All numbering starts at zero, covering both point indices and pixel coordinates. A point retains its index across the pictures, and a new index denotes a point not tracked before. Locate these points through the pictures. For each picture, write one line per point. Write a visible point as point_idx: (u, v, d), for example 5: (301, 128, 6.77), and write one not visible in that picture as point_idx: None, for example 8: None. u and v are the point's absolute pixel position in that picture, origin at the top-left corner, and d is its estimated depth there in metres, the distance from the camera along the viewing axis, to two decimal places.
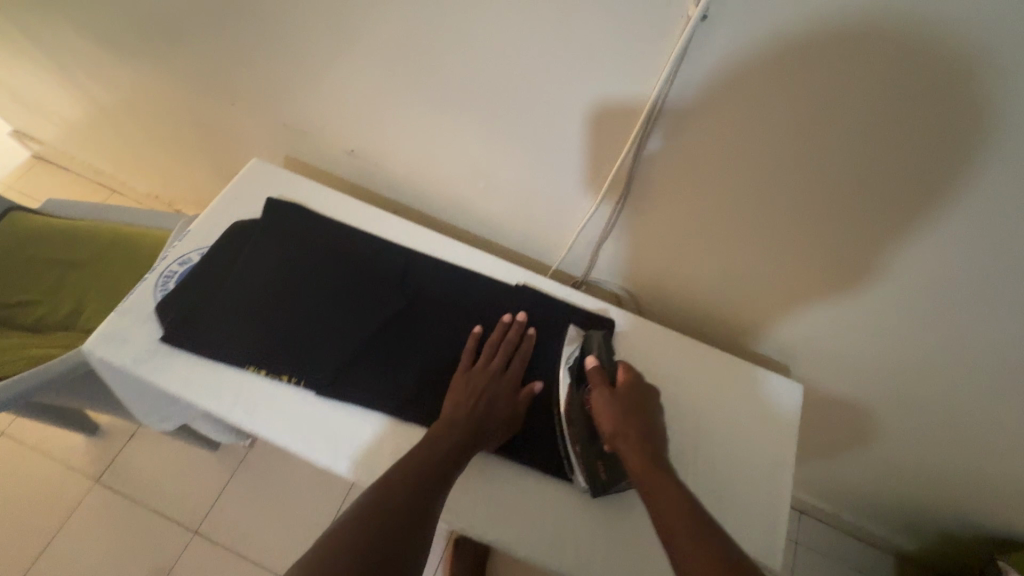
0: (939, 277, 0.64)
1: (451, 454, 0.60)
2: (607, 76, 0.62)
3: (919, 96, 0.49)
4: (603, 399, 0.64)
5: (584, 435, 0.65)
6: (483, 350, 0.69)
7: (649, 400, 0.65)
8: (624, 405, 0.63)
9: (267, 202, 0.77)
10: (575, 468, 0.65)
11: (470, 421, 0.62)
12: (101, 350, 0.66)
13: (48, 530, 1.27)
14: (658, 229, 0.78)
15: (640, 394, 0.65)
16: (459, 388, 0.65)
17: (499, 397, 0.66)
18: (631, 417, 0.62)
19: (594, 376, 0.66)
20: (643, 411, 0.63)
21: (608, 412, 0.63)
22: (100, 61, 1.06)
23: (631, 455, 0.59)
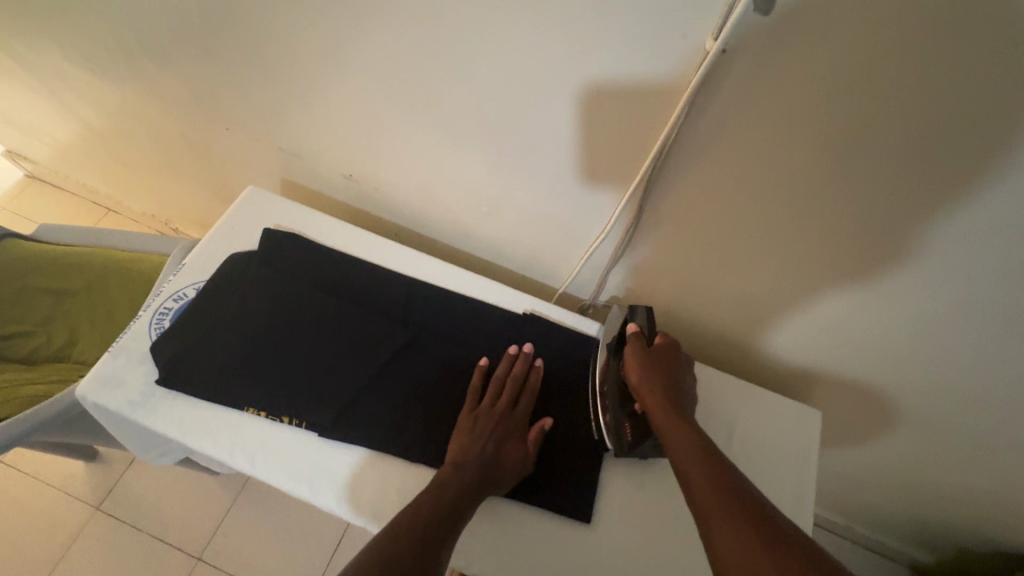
0: (964, 300, 0.62)
1: (462, 498, 0.57)
2: (619, 99, 0.60)
3: (950, 118, 0.47)
4: (635, 357, 0.63)
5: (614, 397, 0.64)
6: (490, 387, 0.67)
7: (683, 370, 0.64)
8: (657, 365, 0.62)
9: (264, 233, 0.74)
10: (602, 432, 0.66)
11: (480, 465, 0.60)
12: (94, 395, 0.64)
13: (49, 560, 1.25)
14: (669, 252, 0.76)
15: (674, 361, 0.64)
16: (467, 427, 0.63)
17: (507, 435, 0.64)
18: (662, 378, 0.61)
19: (631, 336, 0.66)
20: (676, 377, 0.62)
21: (639, 369, 0.62)
22: (92, 84, 1.04)
23: (656, 408, 0.59)
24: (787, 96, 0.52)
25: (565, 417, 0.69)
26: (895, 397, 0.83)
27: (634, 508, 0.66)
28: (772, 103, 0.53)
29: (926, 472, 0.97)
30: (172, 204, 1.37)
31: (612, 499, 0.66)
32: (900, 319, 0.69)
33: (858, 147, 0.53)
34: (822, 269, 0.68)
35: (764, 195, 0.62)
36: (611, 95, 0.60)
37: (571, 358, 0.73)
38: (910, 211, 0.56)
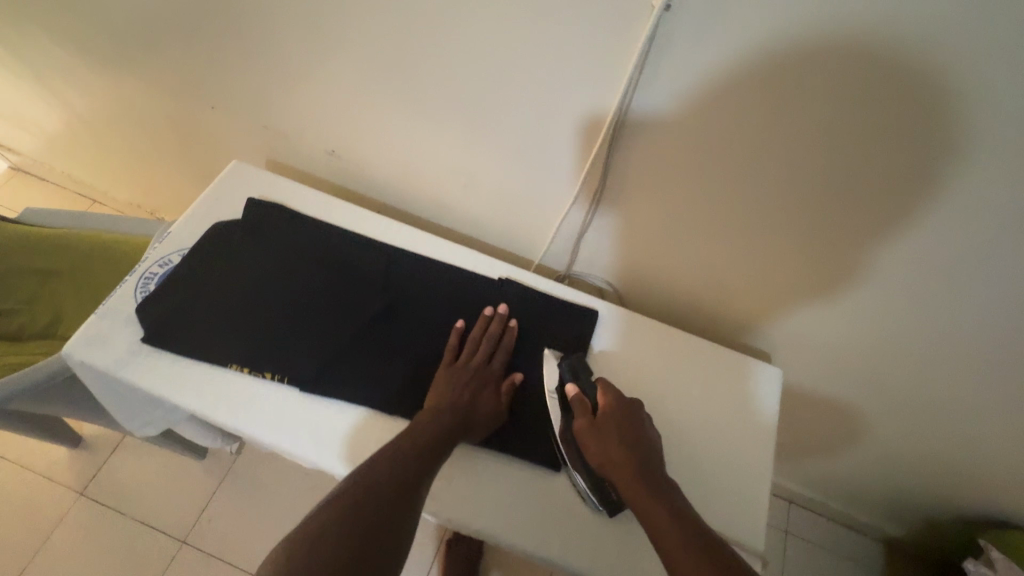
0: (906, 261, 0.65)
1: (436, 443, 0.60)
2: (579, 69, 0.63)
3: (873, 82, 0.51)
4: (588, 432, 0.62)
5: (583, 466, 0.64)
6: (466, 346, 0.70)
7: (636, 417, 0.64)
8: (610, 432, 0.61)
9: (248, 203, 0.77)
10: (585, 494, 0.65)
11: (456, 411, 0.64)
12: (82, 352, 0.66)
13: (31, 545, 1.24)
14: (636, 221, 0.80)
15: (625, 413, 0.64)
16: (443, 385, 0.66)
17: (483, 387, 0.67)
18: (620, 447, 0.60)
19: (575, 406, 0.65)
20: (632, 434, 0.62)
21: (595, 443, 0.61)
22: (77, 68, 1.05)
23: (625, 483, 0.58)
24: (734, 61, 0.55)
25: (538, 377, 0.72)
26: (857, 363, 0.87)
27: None
28: (718, 68, 0.57)
29: (889, 441, 1.01)
30: (157, 192, 1.38)
31: None
32: (855, 286, 0.73)
33: (799, 112, 0.57)
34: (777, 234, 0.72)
35: (720, 162, 0.66)
36: (575, 67, 0.63)
37: (544, 321, 0.76)
38: (856, 177, 0.60)
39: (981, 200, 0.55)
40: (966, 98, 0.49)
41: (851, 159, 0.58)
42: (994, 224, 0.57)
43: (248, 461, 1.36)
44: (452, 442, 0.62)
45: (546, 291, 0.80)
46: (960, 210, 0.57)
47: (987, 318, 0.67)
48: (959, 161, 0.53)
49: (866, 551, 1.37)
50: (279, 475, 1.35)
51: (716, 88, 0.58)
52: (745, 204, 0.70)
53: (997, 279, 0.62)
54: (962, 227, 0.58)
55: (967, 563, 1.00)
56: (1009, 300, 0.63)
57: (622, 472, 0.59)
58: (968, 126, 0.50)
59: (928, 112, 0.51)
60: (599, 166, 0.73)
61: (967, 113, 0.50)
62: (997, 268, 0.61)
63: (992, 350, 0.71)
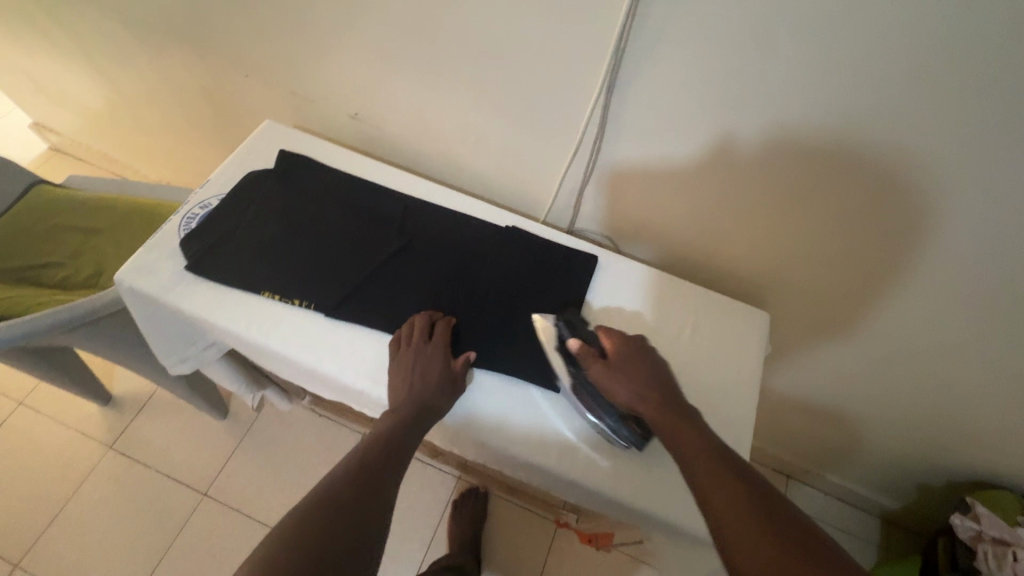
0: (880, 191, 0.72)
1: (395, 436, 0.62)
2: (578, 21, 0.70)
3: (839, 14, 0.58)
4: (607, 375, 0.65)
5: (607, 410, 0.67)
6: (405, 334, 0.71)
7: (642, 350, 0.68)
8: (625, 369, 0.65)
9: (280, 154, 0.85)
10: (612, 437, 0.68)
11: (409, 400, 0.65)
12: (130, 279, 0.74)
13: (63, 494, 1.32)
14: (634, 173, 0.86)
15: (631, 348, 0.68)
16: (393, 378, 0.68)
17: (432, 364, 0.69)
18: (637, 379, 0.64)
19: (584, 357, 0.68)
20: (645, 364, 0.66)
21: (615, 383, 0.64)
22: (120, 43, 1.14)
23: (656, 417, 0.61)
24: (717, 7, 0.62)
25: (541, 307, 0.78)
26: (844, 313, 0.92)
27: None
28: (702, 14, 0.63)
29: (878, 394, 1.06)
30: (186, 166, 1.47)
31: None
32: (836, 224, 0.79)
33: (777, 51, 0.63)
34: (762, 181, 0.78)
35: (709, 104, 0.72)
36: (575, 23, 0.70)
37: (547, 263, 0.83)
38: (830, 110, 0.66)
39: (940, 125, 0.62)
40: (920, 25, 0.55)
41: (824, 92, 0.65)
42: (954, 149, 0.63)
43: (267, 421, 1.43)
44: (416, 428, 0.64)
45: (549, 239, 0.86)
46: (924, 134, 0.63)
47: (957, 251, 0.73)
48: (918, 88, 0.60)
49: (862, 523, 1.40)
50: (296, 432, 1.42)
51: (701, 32, 0.65)
52: (731, 151, 0.76)
53: (961, 208, 0.68)
54: (931, 152, 0.64)
55: (954, 517, 1.04)
56: (974, 228, 0.69)
57: (649, 401, 0.62)
58: (924, 50, 0.57)
59: (889, 44, 0.58)
60: (598, 117, 0.80)
61: (921, 40, 0.56)
62: (960, 195, 0.67)
63: (965, 284, 0.77)
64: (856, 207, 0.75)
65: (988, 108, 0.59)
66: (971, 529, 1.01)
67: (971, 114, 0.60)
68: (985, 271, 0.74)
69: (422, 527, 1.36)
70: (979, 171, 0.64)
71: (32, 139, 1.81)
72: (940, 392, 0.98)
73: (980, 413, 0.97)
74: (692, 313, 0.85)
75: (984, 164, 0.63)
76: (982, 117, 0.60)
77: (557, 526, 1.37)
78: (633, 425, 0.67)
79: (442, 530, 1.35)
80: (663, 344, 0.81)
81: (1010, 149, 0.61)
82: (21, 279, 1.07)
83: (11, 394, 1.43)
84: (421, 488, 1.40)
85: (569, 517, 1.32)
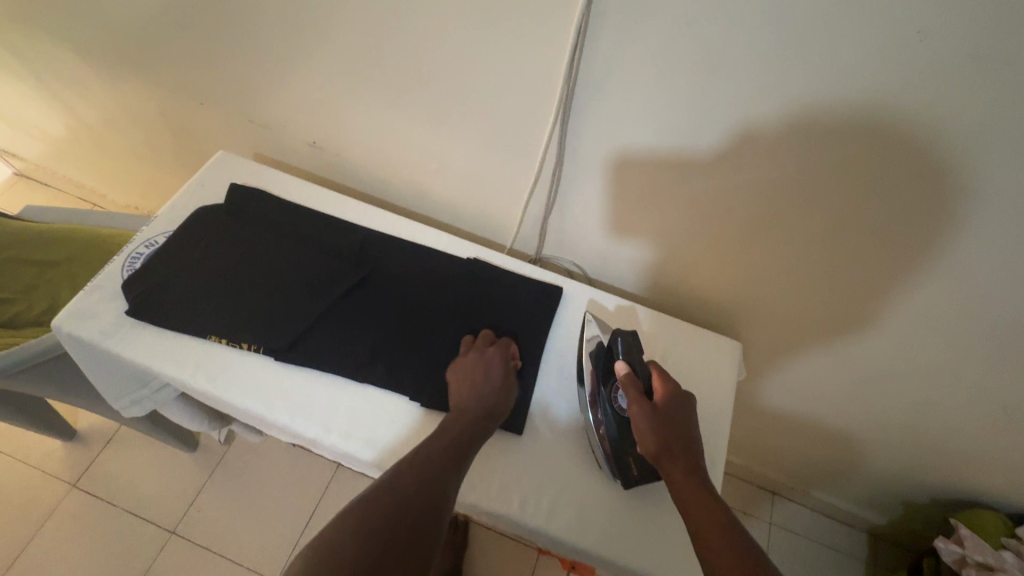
0: (845, 209, 0.70)
1: (462, 439, 0.60)
2: (528, 45, 0.68)
3: (787, 38, 0.57)
4: (645, 416, 0.61)
5: (615, 440, 0.65)
6: (476, 341, 0.71)
7: (689, 410, 0.64)
8: (668, 420, 0.61)
9: (230, 187, 0.82)
10: (604, 463, 0.67)
11: (478, 403, 0.64)
12: (69, 325, 0.70)
13: (24, 536, 1.27)
14: (599, 197, 0.84)
15: (677, 400, 0.64)
16: (460, 378, 0.67)
17: (492, 370, 0.68)
18: (671, 434, 0.60)
19: (631, 389, 0.64)
20: (686, 425, 0.62)
21: (650, 431, 0.60)
22: (74, 71, 1.11)
23: (679, 485, 0.56)
24: (671, 25, 0.60)
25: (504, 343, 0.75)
26: (818, 331, 0.91)
27: (562, 421, 0.72)
28: (651, 38, 0.62)
29: (858, 411, 1.04)
30: (151, 192, 1.43)
31: (548, 417, 0.72)
32: (803, 241, 0.77)
33: (731, 73, 0.62)
34: (724, 203, 0.77)
35: (667, 128, 0.71)
36: (529, 45, 0.68)
37: (510, 294, 0.80)
38: (788, 132, 0.65)
39: (901, 142, 0.60)
40: (865, 47, 0.55)
41: (785, 110, 0.63)
42: (916, 167, 0.62)
43: (238, 452, 1.39)
44: (483, 429, 0.63)
45: (512, 269, 0.83)
46: (887, 152, 0.62)
47: (925, 268, 0.72)
48: (877, 104, 0.59)
49: (849, 540, 1.38)
50: (269, 463, 1.38)
51: (651, 57, 0.64)
52: (692, 172, 0.75)
53: (927, 224, 0.67)
54: (891, 169, 0.63)
55: (938, 541, 1.01)
56: (944, 244, 0.68)
57: (677, 462, 0.58)
58: (870, 72, 0.56)
59: (846, 61, 0.57)
60: (556, 142, 0.78)
61: (868, 61, 0.56)
62: (925, 213, 0.66)
63: (937, 301, 0.75)
64: (821, 226, 0.74)
65: (949, 127, 0.57)
66: (955, 552, 0.99)
67: (931, 133, 0.58)
68: (954, 290, 0.73)
69: None
70: (942, 190, 0.63)
71: None
72: (916, 409, 0.97)
73: (959, 429, 0.96)
74: (664, 341, 0.83)
75: (947, 183, 0.62)
76: (943, 137, 0.58)
77: (539, 552, 1.34)
78: (634, 460, 0.66)
79: None
80: None
81: (973, 164, 0.59)
82: None
83: None
84: None
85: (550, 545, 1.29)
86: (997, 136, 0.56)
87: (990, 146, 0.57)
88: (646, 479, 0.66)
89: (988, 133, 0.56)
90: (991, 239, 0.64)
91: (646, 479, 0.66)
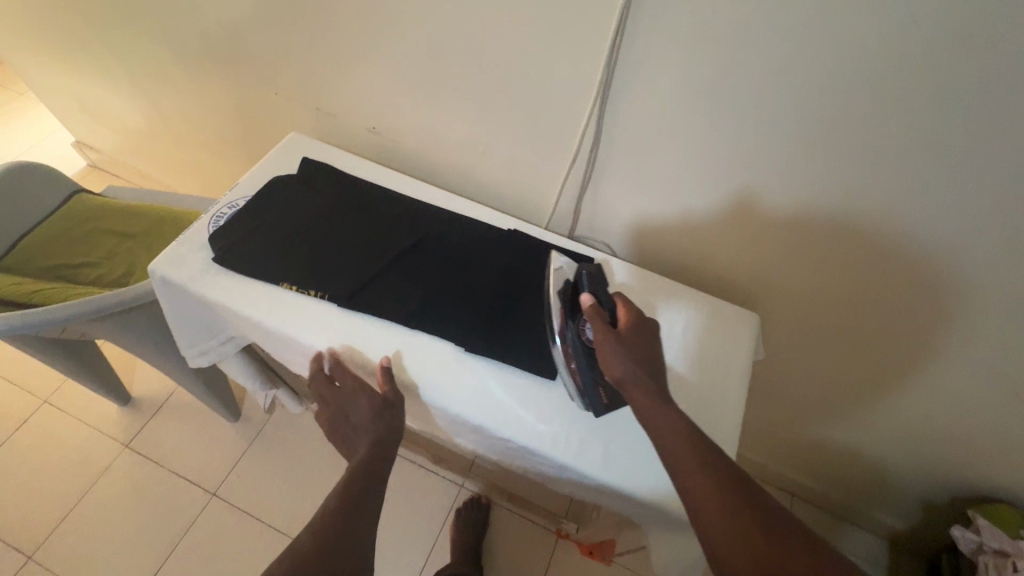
0: (860, 190, 0.76)
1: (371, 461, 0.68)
2: (572, 36, 0.77)
3: (806, 26, 0.64)
4: (609, 343, 0.65)
5: (586, 370, 0.71)
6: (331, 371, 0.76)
7: (651, 337, 0.69)
8: (632, 345, 0.66)
9: (302, 161, 0.93)
10: (578, 393, 0.73)
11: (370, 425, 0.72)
12: (163, 269, 0.80)
13: (79, 488, 1.37)
14: (628, 179, 0.92)
15: (640, 327, 0.69)
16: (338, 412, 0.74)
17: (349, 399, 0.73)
18: (636, 360, 0.65)
19: (597, 321, 0.67)
20: (647, 350, 0.67)
21: (617, 357, 0.64)
22: (163, 65, 1.25)
23: (643, 407, 0.61)
24: (700, 16, 0.68)
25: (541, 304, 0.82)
26: (835, 314, 0.95)
27: None
28: (684, 29, 0.70)
29: (875, 402, 1.07)
30: (214, 181, 1.56)
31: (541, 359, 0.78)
32: (819, 222, 0.83)
33: (754, 61, 0.69)
34: (746, 184, 0.83)
35: (694, 113, 0.78)
36: (572, 36, 0.77)
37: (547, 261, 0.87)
38: (806, 117, 0.71)
39: (912, 122, 0.66)
40: (878, 36, 0.61)
41: (802, 93, 0.69)
42: (926, 145, 0.67)
43: (278, 423, 1.48)
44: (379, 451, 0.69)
45: (548, 241, 0.91)
46: (898, 130, 0.68)
47: (935, 247, 0.77)
48: (888, 87, 0.65)
49: (866, 544, 1.38)
50: (305, 436, 1.46)
51: (681, 47, 0.72)
52: (718, 155, 0.81)
53: (937, 203, 0.72)
54: (903, 149, 0.69)
55: (954, 530, 1.04)
56: (954, 222, 0.73)
57: (640, 387, 0.62)
58: (882, 58, 0.63)
59: (860, 47, 0.63)
60: (593, 126, 0.86)
61: (881, 49, 0.62)
62: (934, 190, 0.71)
63: (950, 283, 0.80)
64: (836, 207, 0.80)
65: (957, 106, 0.63)
66: (972, 541, 1.02)
67: (937, 113, 0.64)
68: (965, 270, 0.77)
69: (423, 534, 1.37)
70: (950, 166, 0.68)
71: (73, 157, 1.93)
72: (934, 400, 0.99)
73: (977, 422, 0.98)
74: (683, 311, 0.90)
75: (955, 160, 0.67)
76: (952, 115, 0.64)
77: (557, 537, 1.37)
78: (604, 387, 0.72)
79: (444, 536, 1.36)
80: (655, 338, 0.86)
81: (980, 142, 0.64)
82: (58, 277, 1.13)
83: (37, 393, 1.49)
84: (424, 496, 1.41)
85: (569, 528, 1.32)
86: (1000, 115, 0.61)
87: (993, 126, 0.63)
88: (615, 405, 0.73)
89: (991, 113, 0.62)
90: (998, 215, 0.69)
91: (616, 406, 0.73)
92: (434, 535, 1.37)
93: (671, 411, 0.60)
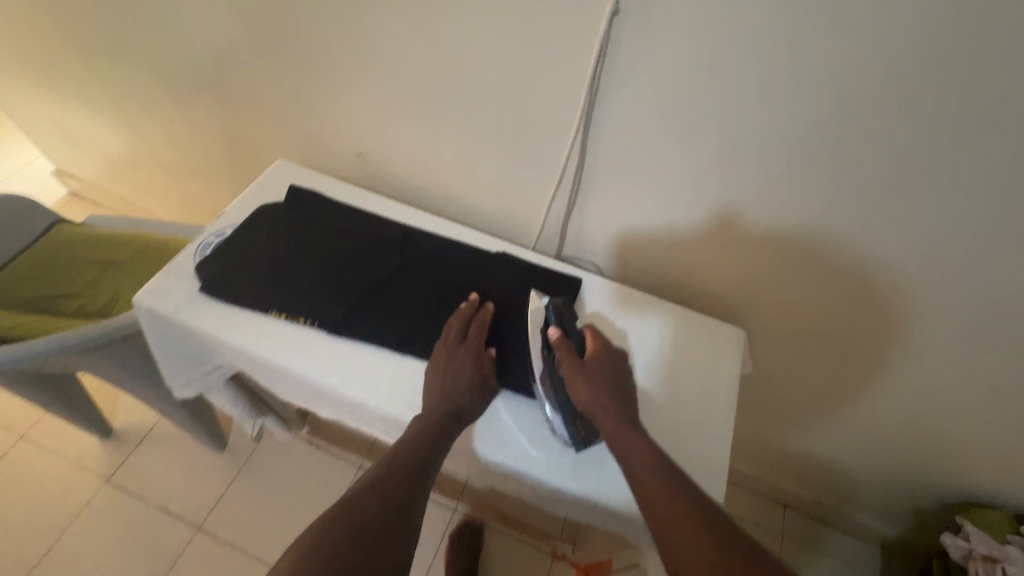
0: (834, 205, 0.79)
1: (426, 452, 0.64)
2: (557, 61, 0.79)
3: (778, 53, 0.67)
4: (574, 371, 0.68)
5: (562, 401, 0.71)
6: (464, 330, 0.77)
7: (617, 362, 0.71)
8: (597, 374, 0.68)
9: (289, 187, 0.93)
10: (558, 429, 0.73)
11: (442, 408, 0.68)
12: (149, 299, 0.79)
13: (57, 526, 1.32)
14: (613, 199, 0.94)
15: (607, 355, 0.71)
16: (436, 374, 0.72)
17: (462, 371, 0.72)
18: (602, 387, 0.67)
19: (563, 351, 0.69)
20: (614, 377, 0.69)
21: (581, 385, 0.67)
22: (148, 92, 1.25)
23: (608, 429, 0.64)
24: (679, 41, 0.71)
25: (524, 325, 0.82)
26: (819, 325, 0.97)
27: None
28: (664, 52, 0.72)
29: (862, 412, 1.09)
30: (199, 207, 1.55)
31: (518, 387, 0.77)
32: (799, 236, 0.85)
33: (730, 85, 0.72)
34: (728, 200, 0.86)
35: (676, 133, 0.80)
36: (557, 61, 0.79)
37: (535, 282, 0.89)
38: (780, 136, 0.74)
39: (882, 139, 0.69)
40: (846, 59, 0.65)
41: (778, 112, 0.72)
42: (899, 158, 0.70)
43: (265, 451, 1.45)
44: (442, 438, 0.66)
45: (535, 262, 0.93)
46: (868, 148, 0.71)
47: (911, 257, 0.79)
48: (857, 108, 0.68)
49: (860, 553, 1.38)
50: (294, 463, 1.44)
51: (662, 70, 0.74)
52: (700, 174, 0.84)
53: (908, 214, 0.75)
54: (875, 165, 0.72)
55: (945, 538, 1.04)
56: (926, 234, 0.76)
57: (609, 413, 0.65)
58: (849, 80, 0.66)
59: (834, 64, 0.65)
60: (578, 147, 0.88)
61: (848, 72, 0.66)
62: (903, 204, 0.74)
63: (926, 292, 0.82)
64: (812, 222, 0.82)
65: (923, 124, 0.66)
66: (962, 548, 1.02)
67: (904, 131, 0.68)
68: (939, 280, 0.80)
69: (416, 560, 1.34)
70: (917, 180, 0.71)
71: (51, 184, 1.91)
72: (918, 407, 1.01)
73: (961, 428, 1.00)
74: (671, 328, 0.91)
75: (922, 174, 0.71)
76: (919, 133, 0.67)
77: (553, 559, 1.35)
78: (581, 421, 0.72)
79: (438, 562, 1.33)
80: (645, 358, 0.87)
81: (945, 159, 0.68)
82: (39, 310, 1.11)
83: (14, 427, 1.45)
84: None
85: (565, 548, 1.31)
86: (963, 131, 0.65)
87: (957, 142, 0.66)
88: (594, 437, 0.72)
89: (956, 130, 0.65)
90: (965, 225, 0.73)
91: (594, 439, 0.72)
92: (427, 562, 1.34)
93: (632, 432, 0.63)
